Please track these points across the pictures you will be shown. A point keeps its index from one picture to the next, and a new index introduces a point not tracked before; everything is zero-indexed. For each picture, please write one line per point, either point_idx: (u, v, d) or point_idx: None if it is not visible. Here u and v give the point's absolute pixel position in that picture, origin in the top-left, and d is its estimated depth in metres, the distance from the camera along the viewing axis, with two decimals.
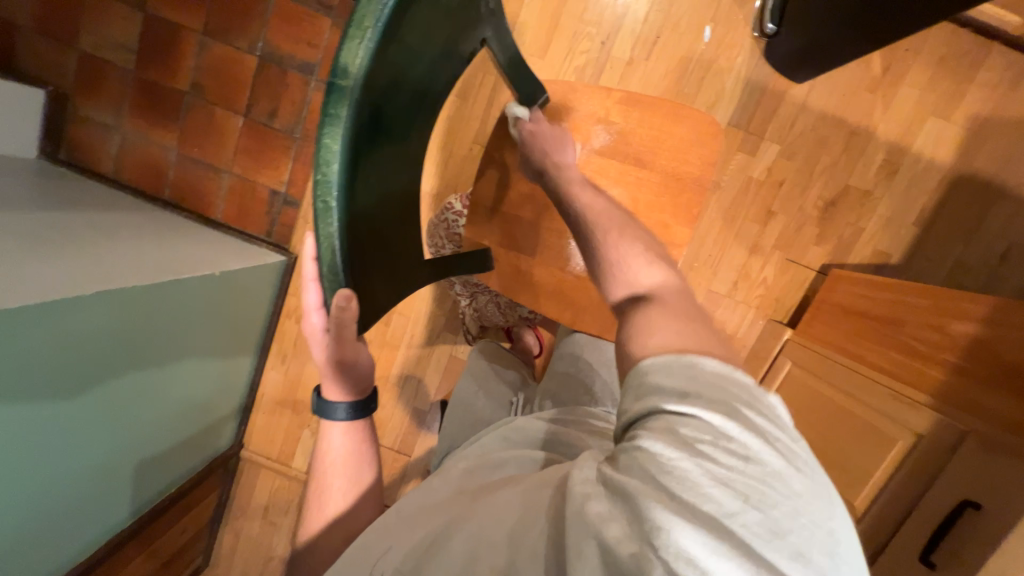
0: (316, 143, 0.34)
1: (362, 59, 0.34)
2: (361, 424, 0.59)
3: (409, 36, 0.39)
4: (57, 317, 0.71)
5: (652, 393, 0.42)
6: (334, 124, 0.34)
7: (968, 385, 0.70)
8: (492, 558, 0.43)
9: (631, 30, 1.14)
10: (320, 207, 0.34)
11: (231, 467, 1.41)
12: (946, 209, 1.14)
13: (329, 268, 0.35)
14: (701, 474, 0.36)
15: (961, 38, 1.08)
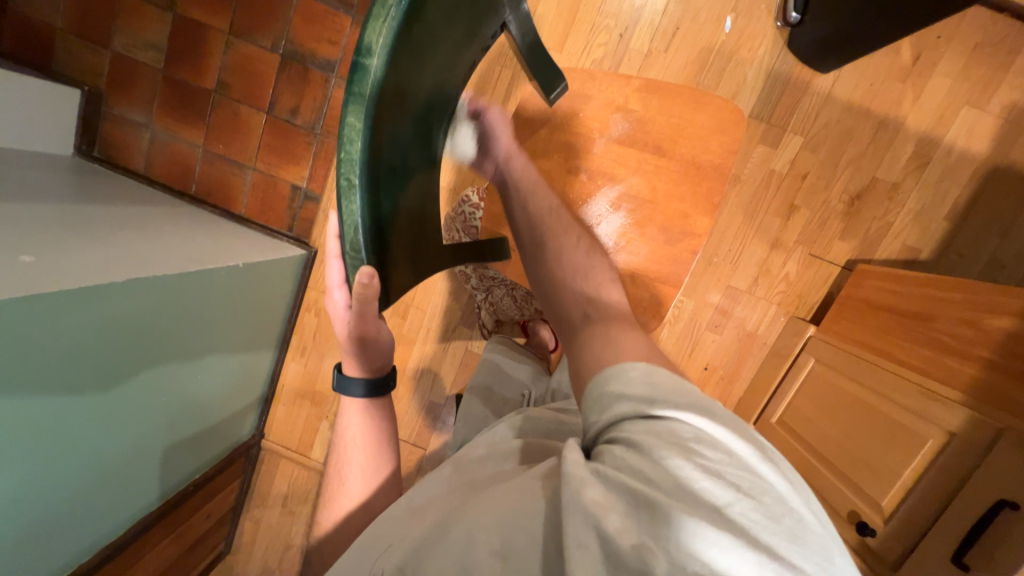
0: (340, 122, 0.34)
1: (385, 37, 0.34)
2: (379, 404, 0.60)
3: (432, 16, 0.39)
4: (92, 302, 0.74)
5: (619, 401, 0.44)
6: (358, 102, 0.34)
7: (1005, 382, 0.67)
8: (492, 540, 0.42)
9: (649, 22, 1.13)
10: (344, 185, 0.35)
11: (252, 456, 1.44)
12: (980, 202, 1.10)
13: (351, 246, 0.36)
14: (691, 468, 0.38)
15: (997, 23, 1.04)
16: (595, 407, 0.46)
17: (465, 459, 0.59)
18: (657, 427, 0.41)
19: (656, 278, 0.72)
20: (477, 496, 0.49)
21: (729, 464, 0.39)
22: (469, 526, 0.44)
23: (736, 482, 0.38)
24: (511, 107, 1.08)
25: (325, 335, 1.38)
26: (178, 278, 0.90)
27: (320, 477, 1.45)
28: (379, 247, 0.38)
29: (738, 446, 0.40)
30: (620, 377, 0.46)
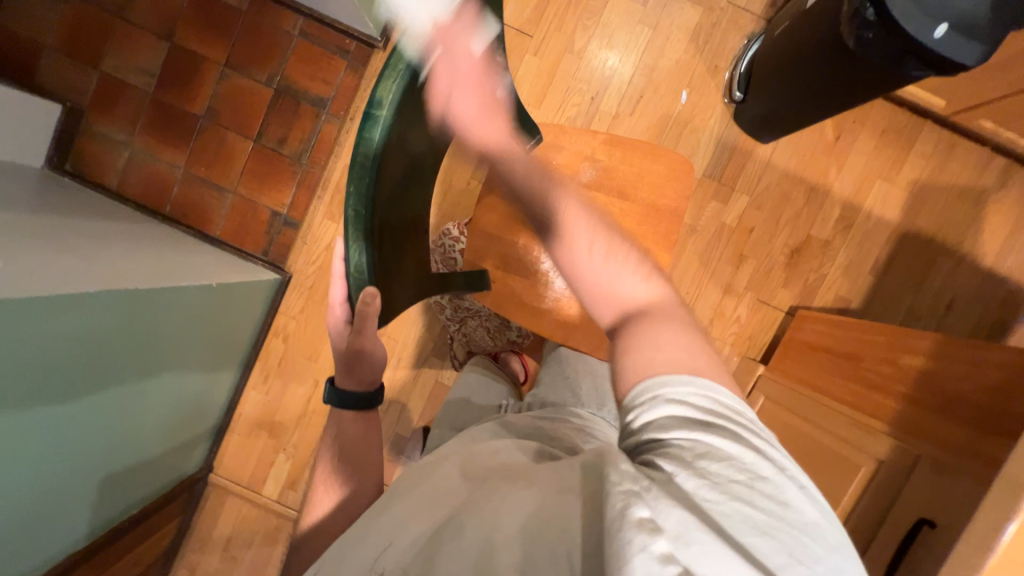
0: (352, 161, 0.40)
1: (394, 92, 0.41)
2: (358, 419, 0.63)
3: (430, 76, 0.46)
4: (61, 311, 0.73)
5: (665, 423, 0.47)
6: (368, 143, 0.40)
7: (922, 415, 0.77)
8: (509, 553, 0.43)
9: (617, 89, 1.28)
10: (349, 214, 0.41)
11: (196, 492, 1.35)
12: (896, 261, 1.27)
13: (355, 267, 0.41)
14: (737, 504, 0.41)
15: (898, 115, 1.25)
16: (638, 407, 0.49)
17: (457, 454, 0.59)
18: (697, 445, 0.44)
19: None
20: (480, 493, 0.50)
21: (755, 489, 0.42)
22: (489, 529, 0.46)
23: (763, 508, 0.41)
24: None
25: (291, 362, 1.35)
26: (150, 294, 0.90)
27: (270, 516, 1.37)
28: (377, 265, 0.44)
29: (765, 468, 0.43)
30: (669, 378, 0.48)
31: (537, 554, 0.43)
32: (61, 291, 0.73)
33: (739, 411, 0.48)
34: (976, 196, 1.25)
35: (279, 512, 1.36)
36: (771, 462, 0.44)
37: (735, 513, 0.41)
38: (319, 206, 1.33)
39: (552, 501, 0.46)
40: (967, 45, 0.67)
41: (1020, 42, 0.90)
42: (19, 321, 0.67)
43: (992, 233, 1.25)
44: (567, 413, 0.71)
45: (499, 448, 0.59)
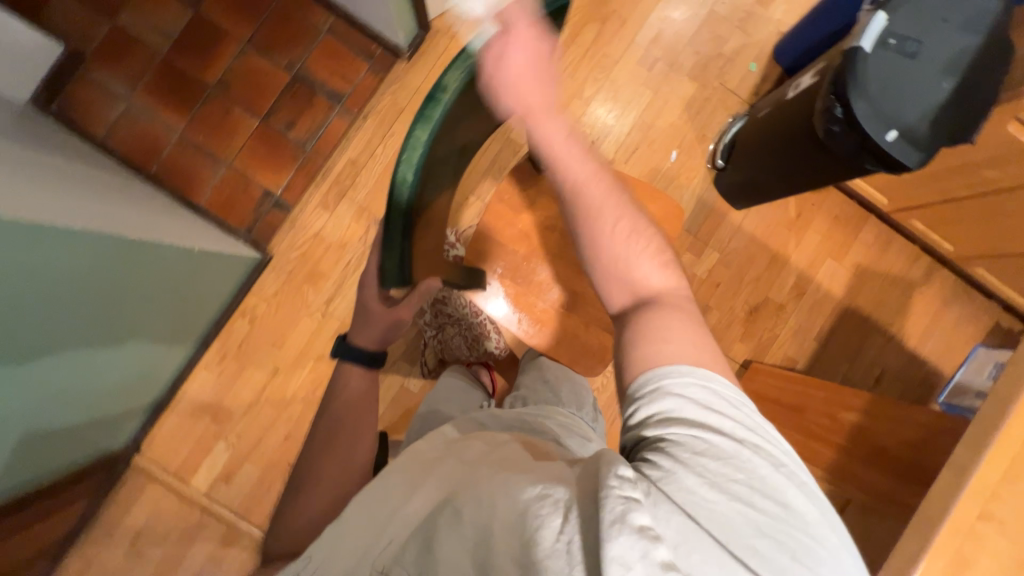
0: (408, 133, 0.43)
1: (457, 83, 0.44)
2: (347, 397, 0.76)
3: (490, 78, 0.50)
4: (30, 245, 0.69)
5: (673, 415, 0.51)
6: (426, 122, 0.43)
7: (850, 462, 0.85)
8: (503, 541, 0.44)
9: (616, 138, 1.40)
10: (397, 179, 0.44)
11: (114, 475, 1.22)
12: (837, 332, 1.41)
13: (389, 230, 0.45)
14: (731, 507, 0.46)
15: (849, 205, 1.44)
16: (640, 399, 0.54)
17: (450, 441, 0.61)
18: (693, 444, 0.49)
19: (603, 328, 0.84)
20: (474, 473, 0.52)
21: (746, 481, 0.47)
22: (486, 515, 0.46)
23: (753, 497, 0.46)
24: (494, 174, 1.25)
25: (252, 346, 1.29)
26: (123, 244, 0.87)
27: (193, 510, 1.25)
28: (410, 233, 0.47)
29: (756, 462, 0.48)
30: (671, 369, 0.53)
31: (535, 546, 0.43)
32: (43, 222, 0.70)
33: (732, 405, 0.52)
34: (906, 286, 1.43)
35: (205, 506, 1.26)
36: (755, 453, 0.49)
37: (729, 504, 0.46)
38: (314, 194, 1.32)
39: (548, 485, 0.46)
40: (910, 150, 0.81)
41: (951, 160, 1.07)
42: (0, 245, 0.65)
43: (916, 319, 1.43)
44: (546, 409, 0.74)
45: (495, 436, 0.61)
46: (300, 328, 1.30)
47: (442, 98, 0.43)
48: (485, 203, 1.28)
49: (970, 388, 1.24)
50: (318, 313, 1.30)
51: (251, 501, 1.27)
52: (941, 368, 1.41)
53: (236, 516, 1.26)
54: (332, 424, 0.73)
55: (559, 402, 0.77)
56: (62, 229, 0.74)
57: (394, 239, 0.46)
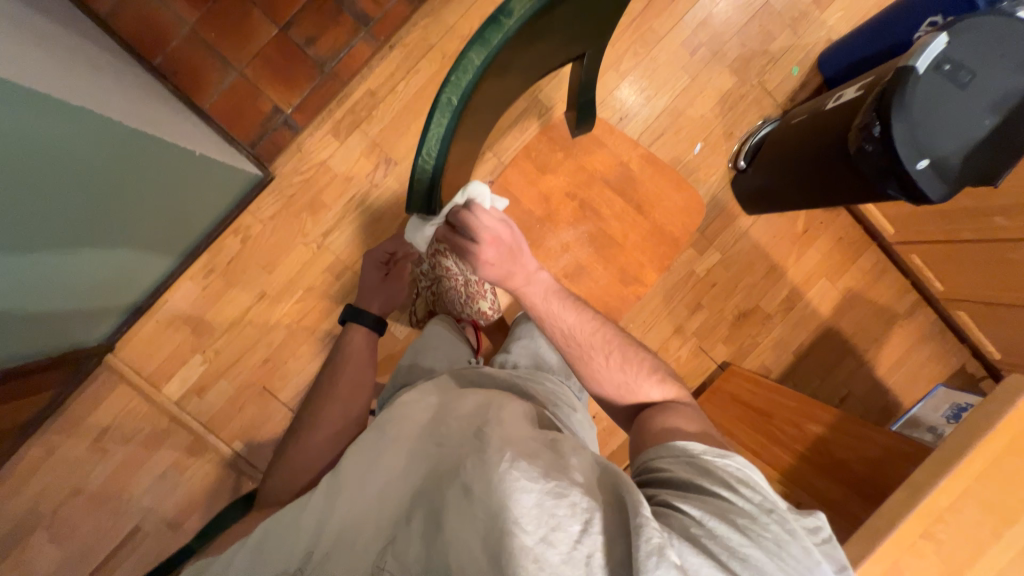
0: (460, 54, 0.39)
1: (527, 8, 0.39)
2: (354, 350, 0.89)
3: (558, 12, 0.45)
4: (20, 112, 0.64)
5: (702, 477, 0.52)
6: (483, 48, 0.39)
7: (806, 470, 0.91)
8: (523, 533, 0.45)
9: (644, 120, 1.36)
10: (440, 103, 0.41)
11: (84, 369, 1.21)
12: (815, 350, 1.46)
13: (423, 156, 0.43)
14: (768, 565, 0.45)
15: (855, 230, 1.46)
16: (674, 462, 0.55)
17: (450, 409, 0.61)
18: (708, 504, 0.49)
19: (604, 306, 0.85)
20: (475, 449, 0.52)
21: (769, 545, 0.46)
22: (495, 499, 0.45)
23: (776, 561, 0.45)
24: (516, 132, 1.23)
25: (241, 265, 1.26)
26: (127, 136, 0.85)
27: (162, 417, 1.26)
28: (442, 163, 0.45)
29: (774, 525, 0.47)
30: (688, 447, 0.56)
31: (551, 547, 0.43)
32: (53, 93, 0.69)
33: (745, 477, 0.51)
34: (889, 317, 1.47)
35: (174, 414, 1.26)
36: (776, 521, 0.47)
37: (765, 564, 0.45)
38: (326, 120, 1.26)
39: (563, 485, 0.47)
40: (937, 182, 0.82)
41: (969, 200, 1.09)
42: (12, 110, 0.63)
43: (890, 351, 1.48)
44: (541, 377, 0.79)
45: (500, 407, 0.61)
46: (293, 256, 1.27)
47: (499, 32, 0.39)
48: (501, 161, 1.24)
49: (923, 422, 1.31)
50: (314, 244, 1.27)
51: (222, 417, 1.27)
52: (901, 400, 1.48)
53: (205, 429, 1.27)
54: (333, 380, 0.85)
55: (550, 370, 0.83)
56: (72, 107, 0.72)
57: (425, 166, 0.43)
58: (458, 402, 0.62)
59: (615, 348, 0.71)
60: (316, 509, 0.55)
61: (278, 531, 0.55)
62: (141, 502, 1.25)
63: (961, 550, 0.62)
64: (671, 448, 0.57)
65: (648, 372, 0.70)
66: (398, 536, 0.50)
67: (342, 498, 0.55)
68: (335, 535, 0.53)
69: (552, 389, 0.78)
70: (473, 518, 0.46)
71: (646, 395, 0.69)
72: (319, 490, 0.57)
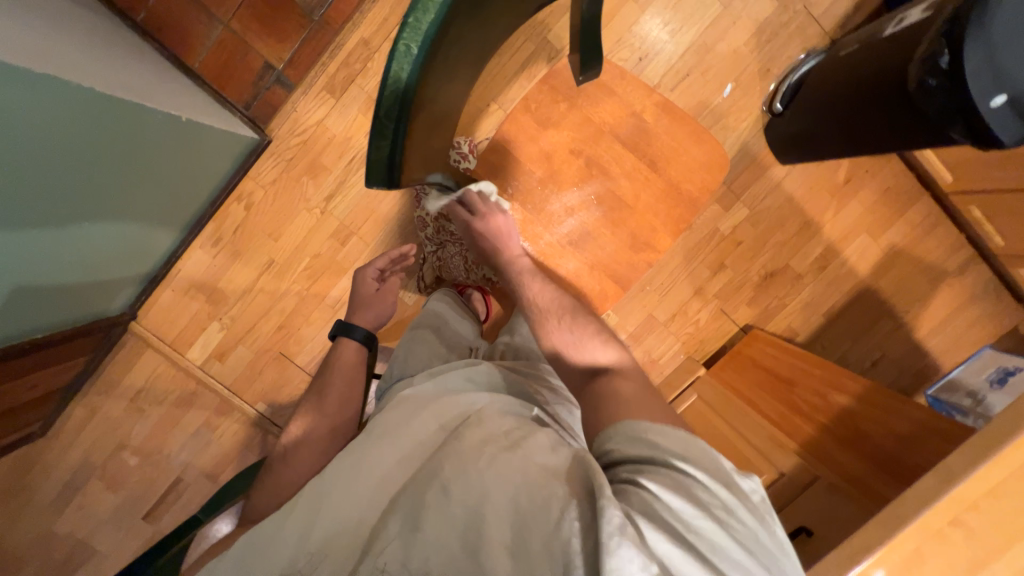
0: None
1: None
2: (344, 357, 0.87)
3: None
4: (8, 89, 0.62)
5: (654, 448, 0.48)
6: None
7: (828, 442, 0.87)
8: (497, 526, 0.45)
9: (667, 59, 1.22)
10: (400, 49, 0.34)
11: (112, 337, 1.26)
12: (848, 311, 1.36)
13: (384, 113, 0.36)
14: (724, 537, 0.41)
15: (906, 178, 1.30)
16: (621, 437, 0.50)
17: (437, 406, 0.63)
18: (664, 476, 0.45)
19: (612, 274, 0.79)
20: (458, 448, 0.54)
21: (726, 517, 0.42)
22: (473, 495, 0.48)
23: (736, 535, 0.42)
24: (522, 81, 1.12)
25: (247, 233, 1.25)
26: (126, 111, 0.83)
27: (189, 381, 1.32)
28: (407, 123, 0.37)
29: (729, 495, 0.44)
30: (633, 423, 0.51)
31: (528, 537, 0.43)
32: (49, 71, 0.67)
33: (689, 446, 0.47)
34: (936, 276, 1.35)
35: (199, 379, 1.32)
36: (728, 490, 0.44)
37: (718, 537, 0.41)
38: (319, 76, 1.18)
39: (542, 480, 0.47)
40: (1014, 122, 0.69)
41: None
42: (4, 88, 0.61)
43: (934, 312, 1.37)
44: (543, 370, 0.80)
45: (483, 406, 0.61)
46: (298, 223, 1.24)
47: None
48: (506, 112, 1.14)
49: (963, 387, 1.22)
50: (317, 210, 1.24)
51: (244, 381, 1.32)
52: (941, 363, 1.38)
53: (229, 392, 1.32)
54: (319, 390, 0.83)
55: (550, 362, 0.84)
56: (71, 85, 0.71)
57: (385, 126, 0.36)
58: (445, 400, 0.64)
59: (567, 310, 0.70)
60: (303, 517, 0.56)
61: (261, 539, 0.56)
62: (179, 457, 1.34)
63: (993, 537, 0.57)
64: (618, 424, 0.52)
65: (596, 333, 0.67)
66: (377, 536, 0.51)
67: (330, 501, 0.57)
68: (322, 538, 0.54)
69: (554, 384, 0.77)
70: (454, 516, 0.47)
71: (589, 355, 0.65)
72: (304, 495, 0.58)
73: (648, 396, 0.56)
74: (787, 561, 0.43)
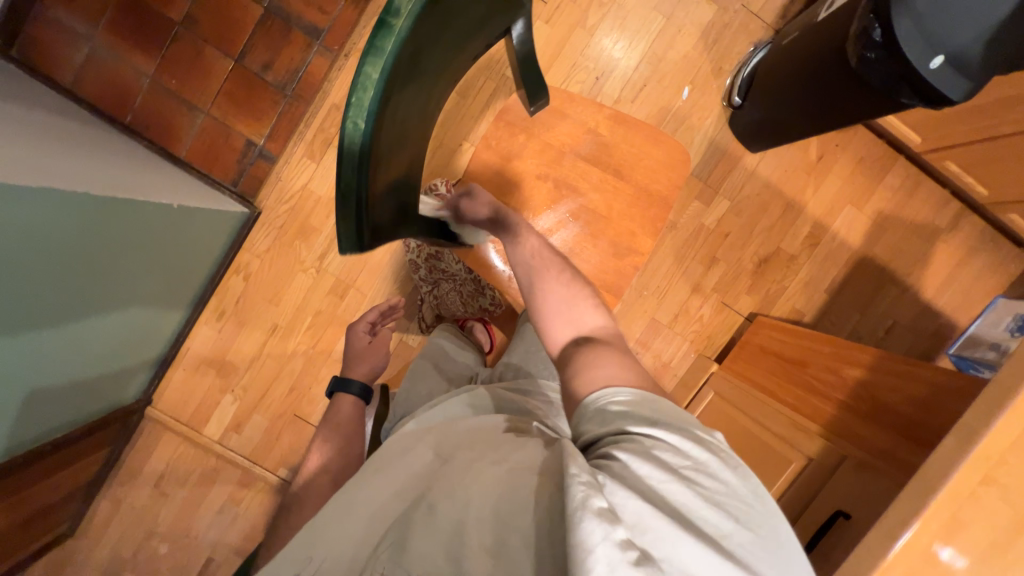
0: (358, 68, 0.36)
1: (415, 3, 0.36)
2: (344, 408, 0.89)
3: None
4: (13, 201, 0.67)
5: (621, 419, 0.51)
6: (383, 46, 0.36)
7: (850, 420, 0.85)
8: (479, 532, 0.49)
9: (622, 74, 1.27)
10: (349, 125, 0.37)
11: (130, 425, 1.28)
12: (850, 284, 1.36)
13: (345, 183, 0.38)
14: (689, 493, 0.45)
15: (877, 145, 1.32)
16: (591, 415, 0.53)
17: (429, 434, 0.65)
18: (633, 444, 0.48)
19: (600, 285, 0.80)
20: (449, 469, 0.56)
21: (694, 476, 0.46)
22: (459, 506, 0.51)
23: (703, 490, 0.45)
24: (487, 117, 1.18)
25: (249, 302, 1.28)
26: (123, 206, 0.88)
27: (209, 457, 1.32)
28: (368, 189, 0.40)
29: (697, 454, 0.47)
30: (603, 392, 0.53)
31: (508, 535, 0.47)
32: (53, 182, 0.73)
33: (654, 411, 0.50)
34: (930, 234, 1.34)
35: (219, 453, 1.32)
36: (694, 448, 0.48)
37: (683, 494, 0.45)
38: (297, 145, 1.25)
39: (519, 483, 0.51)
40: (958, 79, 0.71)
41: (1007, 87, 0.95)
42: (11, 203, 0.67)
43: (936, 270, 1.36)
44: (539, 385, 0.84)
45: (473, 428, 0.65)
46: (296, 284, 1.28)
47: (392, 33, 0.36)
48: (475, 144, 1.19)
49: (983, 340, 1.20)
50: (313, 269, 1.28)
51: (263, 449, 1.32)
52: (956, 320, 1.36)
53: (250, 462, 1.33)
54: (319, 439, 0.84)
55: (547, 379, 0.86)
56: (74, 193, 0.77)
57: (348, 195, 0.39)
58: (437, 429, 0.66)
59: (555, 272, 0.67)
60: (301, 545, 0.55)
61: None
62: (207, 537, 1.33)
63: None
64: (587, 400, 0.55)
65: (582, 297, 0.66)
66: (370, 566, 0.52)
67: (327, 525, 0.55)
68: (322, 552, 0.54)
69: (549, 399, 0.81)
70: (440, 529, 0.50)
71: (579, 322, 0.64)
72: (297, 540, 0.56)
73: (617, 360, 0.59)
74: (756, 508, 0.46)
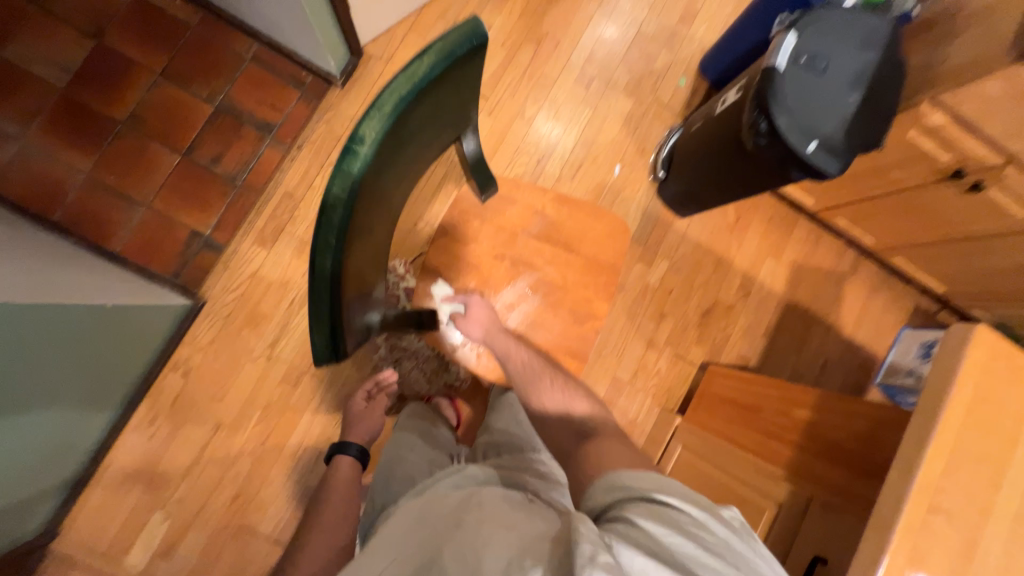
0: (325, 191, 0.39)
1: (377, 130, 0.40)
2: (346, 471, 0.85)
3: (414, 118, 0.46)
4: None
5: (626, 486, 0.51)
6: (351, 169, 0.39)
7: (809, 460, 0.89)
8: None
9: (560, 155, 1.41)
10: (319, 244, 0.39)
11: (27, 567, 1.07)
12: (783, 327, 1.49)
13: (317, 298, 0.40)
14: (695, 550, 0.45)
15: (781, 206, 1.53)
16: (596, 489, 0.53)
17: (427, 509, 0.61)
18: (639, 507, 0.48)
19: (565, 352, 0.83)
20: (454, 536, 0.53)
21: (699, 532, 0.46)
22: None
23: (708, 546, 0.45)
24: (441, 199, 1.25)
25: (188, 401, 1.17)
26: (50, 312, 0.81)
27: None
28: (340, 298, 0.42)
29: (700, 512, 0.48)
30: (610, 475, 0.54)
31: None
32: None
33: (659, 480, 0.51)
34: (838, 278, 1.54)
35: None
36: (696, 506, 0.48)
37: (689, 552, 0.44)
38: (247, 232, 1.23)
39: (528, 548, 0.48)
40: (830, 159, 0.87)
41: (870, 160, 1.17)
42: None
43: (850, 309, 1.53)
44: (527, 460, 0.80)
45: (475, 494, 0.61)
46: (243, 376, 1.20)
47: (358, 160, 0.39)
48: (432, 225, 1.24)
49: (900, 368, 1.34)
50: (263, 358, 1.21)
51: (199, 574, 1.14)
52: (874, 351, 1.52)
53: None
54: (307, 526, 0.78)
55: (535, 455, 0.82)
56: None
57: (321, 308, 0.40)
58: (434, 503, 0.62)
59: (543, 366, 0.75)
60: None
61: None
62: None
63: (969, 513, 0.60)
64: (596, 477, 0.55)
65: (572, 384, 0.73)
66: None
67: None
68: None
69: (541, 473, 0.78)
70: None
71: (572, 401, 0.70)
72: None
73: (615, 443, 0.60)
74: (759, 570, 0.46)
